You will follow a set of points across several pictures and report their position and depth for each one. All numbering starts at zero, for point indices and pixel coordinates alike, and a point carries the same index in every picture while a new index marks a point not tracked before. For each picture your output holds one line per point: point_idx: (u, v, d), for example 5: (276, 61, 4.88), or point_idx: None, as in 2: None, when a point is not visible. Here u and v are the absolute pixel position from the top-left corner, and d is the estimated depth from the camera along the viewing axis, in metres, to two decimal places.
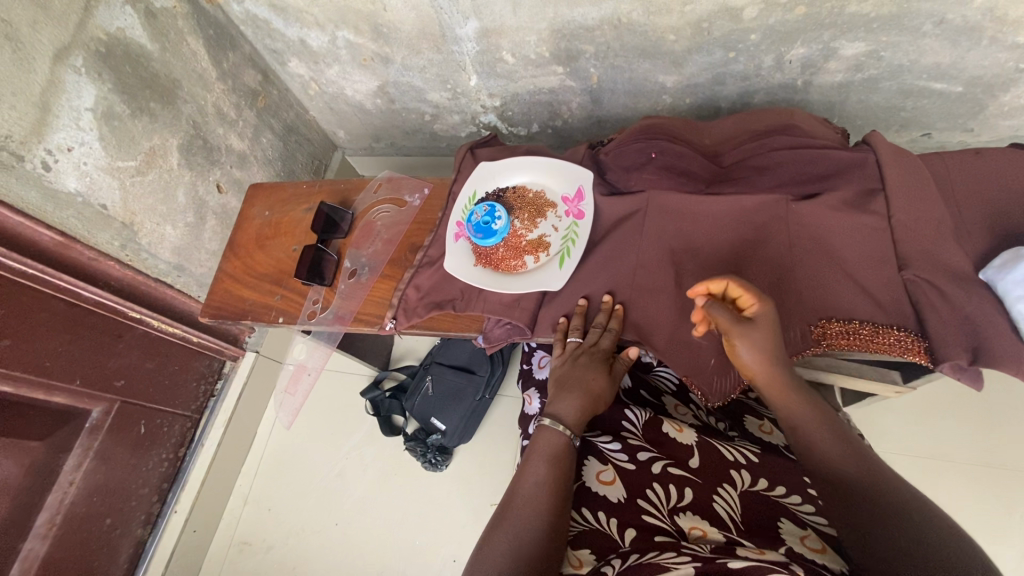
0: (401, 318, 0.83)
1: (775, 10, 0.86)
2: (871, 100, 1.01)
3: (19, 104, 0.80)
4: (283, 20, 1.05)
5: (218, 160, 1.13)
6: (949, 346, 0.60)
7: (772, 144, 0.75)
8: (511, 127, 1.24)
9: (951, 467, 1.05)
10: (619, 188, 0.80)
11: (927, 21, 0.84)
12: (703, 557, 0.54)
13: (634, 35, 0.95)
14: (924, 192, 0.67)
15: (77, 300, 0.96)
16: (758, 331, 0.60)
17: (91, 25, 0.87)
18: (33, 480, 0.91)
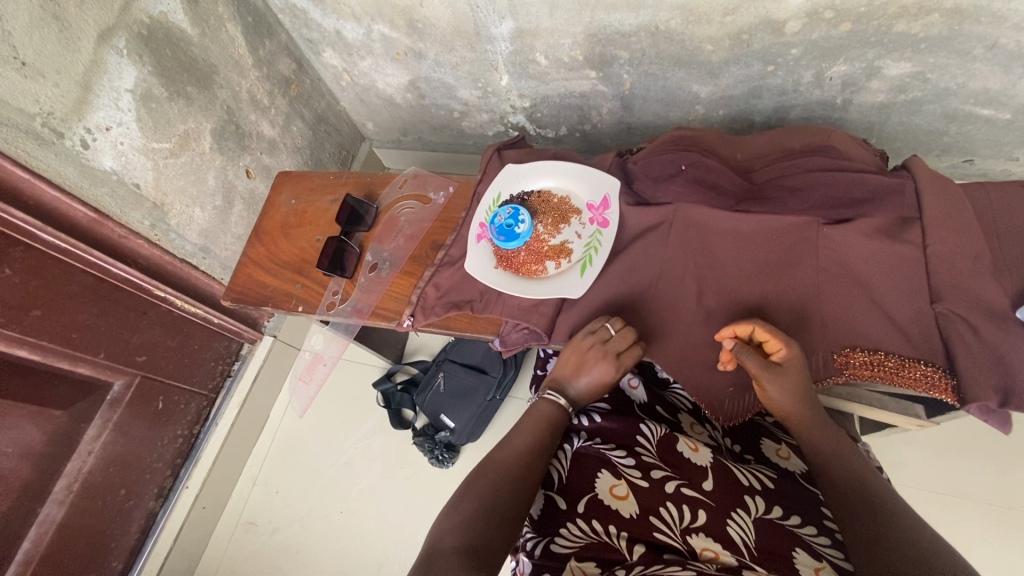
0: (419, 316, 0.83)
1: (819, 26, 0.84)
2: (913, 122, 0.97)
3: (62, 82, 0.83)
4: (320, 11, 1.05)
5: (249, 145, 1.15)
6: (978, 387, 0.58)
7: (808, 164, 0.73)
8: (539, 128, 1.24)
9: (970, 506, 1.01)
10: (646, 199, 0.79)
11: (979, 45, 0.81)
12: None
13: (671, 43, 0.93)
14: (964, 224, 0.65)
15: (105, 276, 0.99)
16: (788, 373, 0.63)
17: (135, 8, 0.89)
18: (53, 447, 0.94)
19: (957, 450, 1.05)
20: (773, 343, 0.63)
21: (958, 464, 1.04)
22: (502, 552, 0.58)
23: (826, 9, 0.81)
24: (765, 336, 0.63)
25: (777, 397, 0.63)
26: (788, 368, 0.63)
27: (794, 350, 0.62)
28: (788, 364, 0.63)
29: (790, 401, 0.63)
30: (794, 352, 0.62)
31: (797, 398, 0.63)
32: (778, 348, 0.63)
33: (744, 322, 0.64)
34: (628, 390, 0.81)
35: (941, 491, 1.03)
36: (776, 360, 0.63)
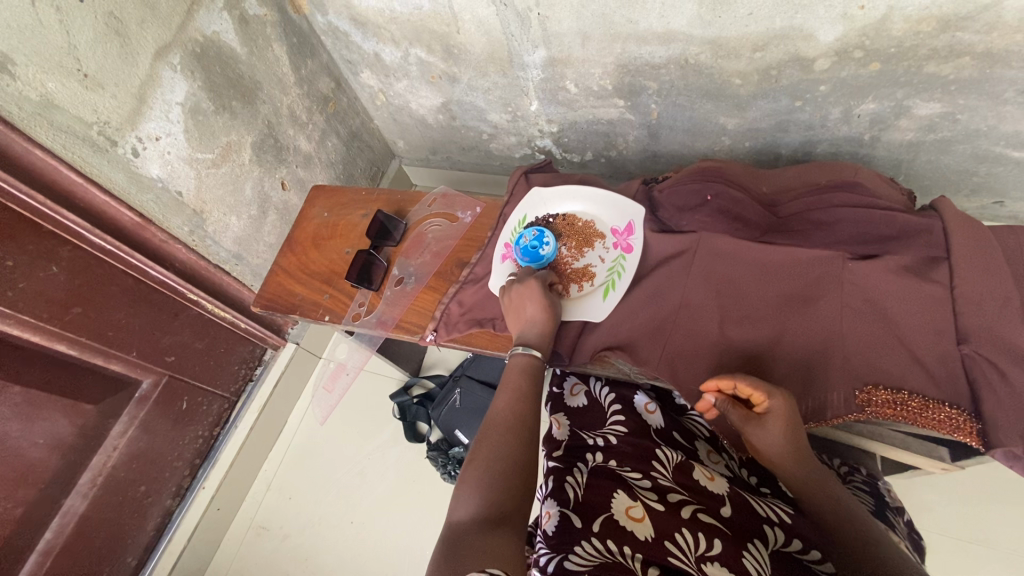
0: (442, 331, 0.85)
1: (848, 64, 0.85)
2: (941, 161, 0.97)
3: (120, 94, 0.88)
4: (361, 34, 1.10)
5: (286, 159, 1.20)
6: (1007, 432, 0.57)
7: (835, 200, 0.74)
8: (566, 153, 1.26)
9: (997, 556, 0.98)
10: (670, 226, 0.80)
11: (1010, 88, 0.81)
12: None
13: (700, 76, 0.95)
14: (993, 267, 0.64)
15: (143, 277, 1.03)
16: (774, 426, 0.63)
17: (191, 27, 0.94)
18: (82, 440, 0.97)
19: (985, 498, 1.02)
20: (756, 396, 0.62)
21: (984, 512, 1.01)
22: None
23: (856, 48, 0.82)
24: (748, 389, 0.62)
25: (762, 444, 0.65)
26: (774, 421, 0.63)
27: (776, 402, 0.62)
28: (773, 417, 0.62)
29: (779, 452, 0.64)
30: (780, 407, 0.62)
31: (785, 450, 0.64)
32: (764, 402, 0.62)
33: (728, 376, 0.64)
34: (645, 414, 0.83)
35: (964, 539, 1.00)
36: (764, 412, 0.63)
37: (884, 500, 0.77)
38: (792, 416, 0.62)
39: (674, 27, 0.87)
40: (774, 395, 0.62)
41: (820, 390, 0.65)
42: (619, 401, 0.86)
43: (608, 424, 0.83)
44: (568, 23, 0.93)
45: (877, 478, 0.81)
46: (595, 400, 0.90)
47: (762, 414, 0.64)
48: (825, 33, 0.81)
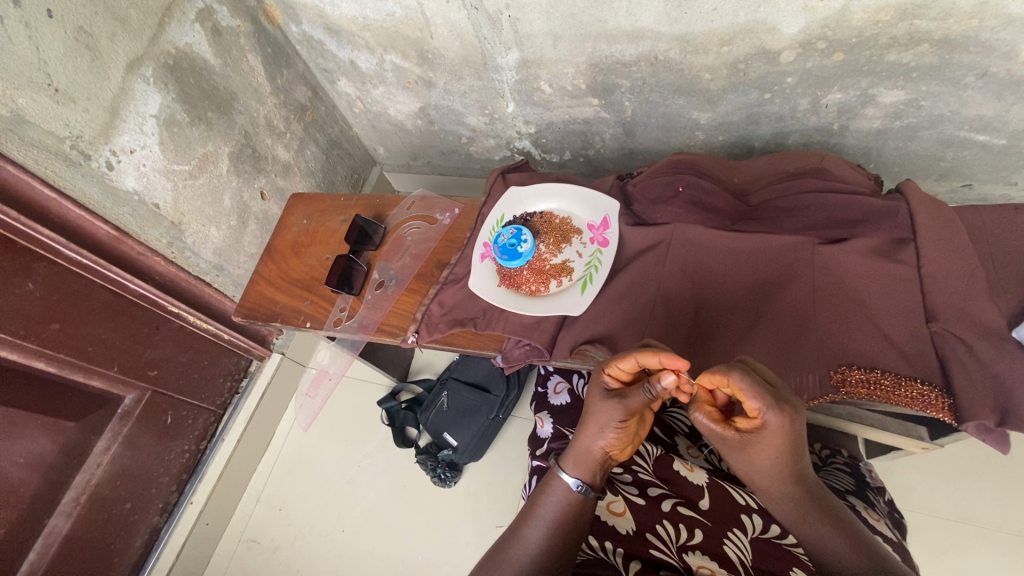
0: (423, 333, 0.85)
1: (812, 55, 0.87)
2: (910, 148, 1.00)
3: (92, 108, 0.88)
4: (336, 42, 1.11)
5: (264, 168, 1.20)
6: (975, 405, 0.58)
7: (803, 186, 0.75)
8: (545, 153, 1.27)
9: (982, 534, 0.99)
10: (645, 219, 0.81)
11: (970, 74, 0.83)
12: None
13: (670, 72, 0.97)
14: (957, 246, 0.66)
15: (122, 291, 1.02)
16: (762, 442, 0.52)
17: (163, 39, 0.94)
18: (64, 458, 0.96)
19: (968, 477, 1.03)
20: (751, 407, 0.49)
21: (967, 491, 1.02)
22: (498, 566, 0.58)
23: (819, 39, 0.84)
24: (743, 396, 0.49)
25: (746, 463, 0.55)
26: (765, 438, 0.51)
27: (773, 419, 0.49)
28: (765, 434, 0.51)
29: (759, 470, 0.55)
30: (776, 424, 0.50)
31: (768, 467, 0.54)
32: (760, 415, 0.50)
33: (723, 372, 0.49)
34: None
35: (949, 518, 1.01)
36: (756, 425, 0.51)
37: (864, 480, 0.79)
38: (787, 435, 0.50)
39: (642, 25, 0.89)
40: (772, 411, 0.49)
41: (794, 371, 0.65)
42: None
43: None
44: (538, 24, 0.94)
45: (857, 460, 0.83)
46: (578, 397, 0.92)
47: (754, 429, 0.51)
48: (788, 25, 0.83)
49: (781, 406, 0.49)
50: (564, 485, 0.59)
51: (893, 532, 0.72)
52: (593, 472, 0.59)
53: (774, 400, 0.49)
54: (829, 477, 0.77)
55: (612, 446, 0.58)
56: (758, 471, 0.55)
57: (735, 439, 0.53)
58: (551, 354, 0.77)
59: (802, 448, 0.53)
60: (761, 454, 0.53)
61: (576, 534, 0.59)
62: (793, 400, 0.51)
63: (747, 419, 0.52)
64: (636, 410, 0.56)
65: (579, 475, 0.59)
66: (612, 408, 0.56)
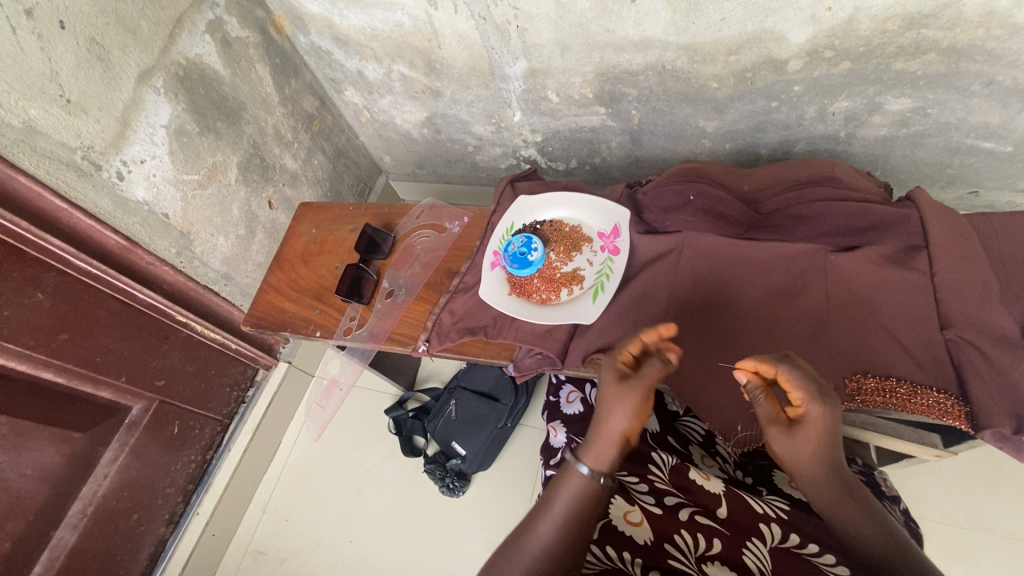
0: (434, 341, 0.85)
1: (820, 64, 0.88)
2: (916, 155, 1.00)
3: (103, 118, 0.88)
4: (344, 52, 1.11)
5: (272, 177, 1.20)
6: (992, 413, 0.58)
7: (814, 194, 0.76)
8: (551, 161, 1.28)
9: (995, 541, 0.98)
10: (656, 227, 0.81)
11: (976, 82, 0.84)
12: None
13: (678, 81, 0.97)
14: (971, 254, 0.65)
15: (130, 301, 1.02)
16: (806, 435, 0.54)
17: (173, 50, 0.95)
18: (71, 469, 0.95)
19: (980, 484, 1.03)
20: (795, 397, 0.53)
21: (979, 498, 1.02)
22: None
23: (826, 48, 0.85)
24: (789, 386, 0.53)
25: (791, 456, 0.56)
26: (805, 429, 0.54)
27: (817, 408, 0.53)
28: (808, 425, 0.54)
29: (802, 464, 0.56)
30: (818, 415, 0.53)
31: (808, 461, 0.55)
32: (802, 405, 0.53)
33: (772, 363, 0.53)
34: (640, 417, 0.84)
35: (961, 526, 1.01)
36: (798, 416, 0.54)
37: (879, 489, 0.78)
38: (828, 426, 0.54)
39: (650, 34, 0.89)
40: (814, 401, 0.53)
41: None
42: None
43: None
44: (547, 34, 0.94)
45: (873, 469, 0.82)
46: (590, 406, 0.92)
47: (796, 419, 0.55)
48: (796, 34, 0.84)
49: (823, 398, 0.53)
50: (579, 472, 0.58)
51: None
52: (607, 460, 0.58)
53: (816, 390, 0.53)
54: None
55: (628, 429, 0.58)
56: (796, 465, 0.57)
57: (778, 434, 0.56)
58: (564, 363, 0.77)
59: (837, 446, 0.56)
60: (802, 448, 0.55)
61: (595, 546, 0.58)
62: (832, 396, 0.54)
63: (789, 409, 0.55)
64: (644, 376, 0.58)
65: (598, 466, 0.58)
66: (620, 383, 0.58)
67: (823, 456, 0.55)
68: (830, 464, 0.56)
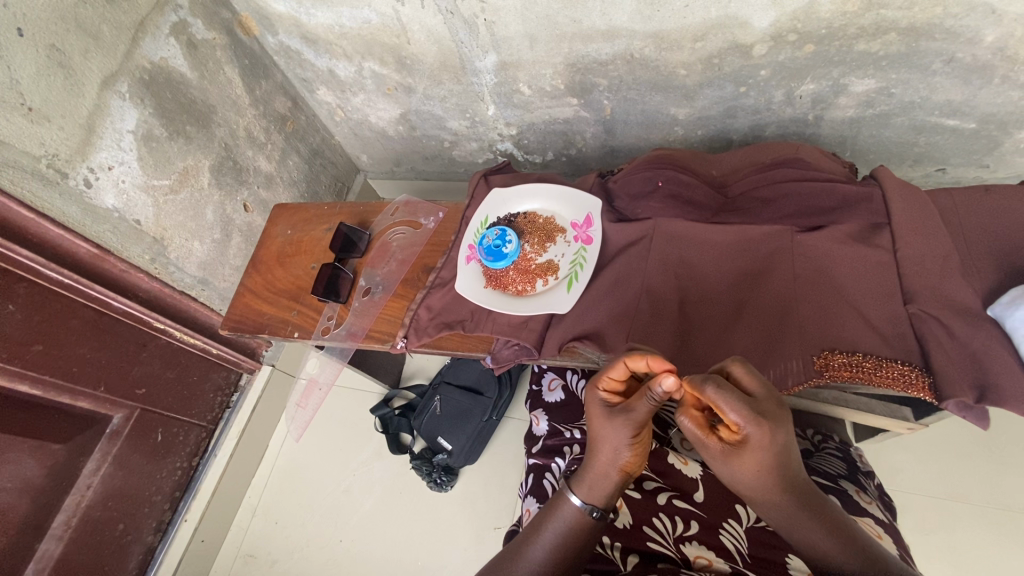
0: (412, 338, 0.84)
1: (784, 48, 0.88)
2: (884, 135, 1.02)
3: (67, 125, 0.87)
4: (314, 51, 1.11)
5: (246, 180, 1.19)
6: (955, 383, 0.59)
7: (780, 175, 0.76)
8: (527, 154, 1.28)
9: (970, 510, 1.01)
10: (626, 215, 0.82)
11: (937, 60, 0.85)
12: None
13: (647, 69, 0.98)
14: (929, 229, 0.67)
15: (106, 309, 1.01)
16: (745, 456, 0.52)
17: (137, 54, 0.94)
18: (52, 481, 0.94)
19: (956, 454, 1.05)
20: (730, 419, 0.50)
21: (955, 469, 1.04)
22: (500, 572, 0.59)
23: (789, 32, 0.86)
24: (722, 410, 0.50)
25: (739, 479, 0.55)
26: (749, 451, 0.51)
27: (757, 431, 0.50)
28: (746, 447, 0.51)
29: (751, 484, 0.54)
30: (757, 440, 0.50)
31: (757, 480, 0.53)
32: (739, 427, 0.51)
33: (697, 385, 0.51)
34: None
35: (939, 497, 1.03)
36: (738, 440, 0.52)
37: (854, 464, 0.80)
38: (770, 448, 0.51)
39: (617, 24, 0.90)
40: (752, 425, 0.49)
41: (778, 359, 0.66)
42: None
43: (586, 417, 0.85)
44: (514, 27, 0.95)
45: (848, 445, 0.84)
46: (572, 392, 0.92)
47: (735, 440, 0.52)
48: (758, 19, 0.85)
49: (761, 420, 0.50)
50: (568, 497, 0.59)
51: (885, 514, 0.73)
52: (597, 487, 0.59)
53: (753, 413, 0.50)
54: (821, 462, 0.78)
55: (626, 463, 0.59)
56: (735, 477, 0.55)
57: (717, 450, 0.54)
58: (527, 331, 0.79)
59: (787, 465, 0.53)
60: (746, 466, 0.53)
61: (573, 536, 0.58)
62: (778, 415, 0.51)
63: (732, 433, 0.52)
64: (642, 418, 0.55)
65: (593, 498, 0.59)
66: (618, 423, 0.56)
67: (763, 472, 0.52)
68: (783, 476, 0.53)
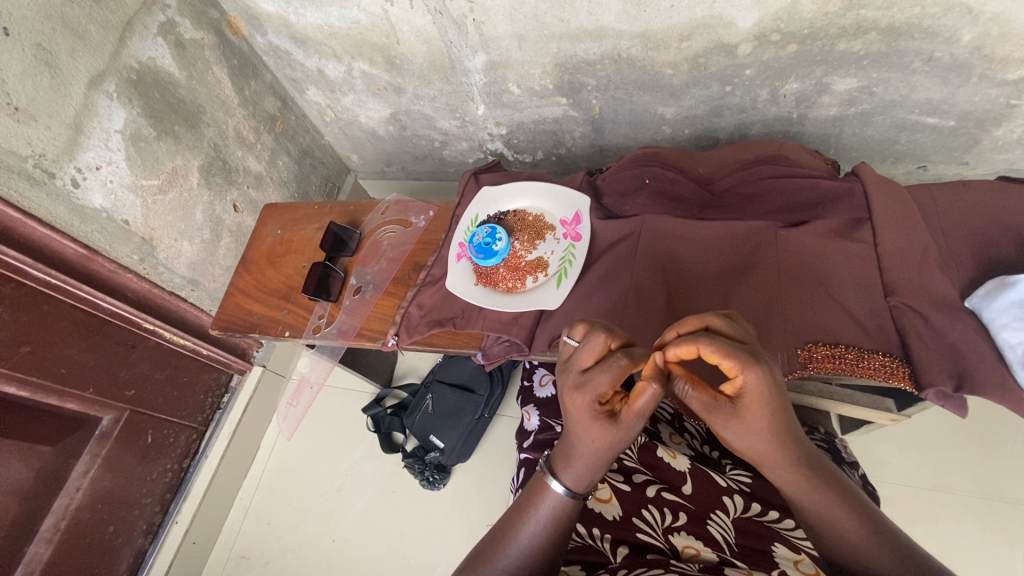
0: (403, 335, 0.85)
1: (767, 47, 0.90)
2: (866, 133, 1.04)
3: (54, 125, 0.86)
4: (303, 52, 1.11)
5: (236, 180, 1.19)
6: (935, 372, 0.60)
7: (764, 172, 0.78)
8: (517, 154, 1.29)
9: (953, 499, 1.03)
10: (615, 212, 0.83)
11: (916, 59, 0.87)
12: None
13: (634, 69, 0.99)
14: (910, 223, 0.68)
15: (95, 310, 1.00)
16: (749, 409, 0.46)
17: (125, 54, 0.93)
18: (40, 484, 0.93)
19: (939, 445, 1.07)
20: (726, 368, 0.45)
21: (938, 459, 1.06)
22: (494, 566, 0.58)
23: (773, 32, 0.87)
24: (716, 359, 0.45)
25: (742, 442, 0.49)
26: (750, 403, 0.46)
27: (757, 377, 0.45)
28: (749, 397, 0.46)
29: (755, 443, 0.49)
30: (756, 382, 0.45)
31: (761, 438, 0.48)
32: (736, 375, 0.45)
33: (689, 340, 0.45)
34: None
35: (923, 487, 1.05)
36: (736, 389, 0.46)
37: (839, 456, 0.81)
38: (772, 391, 0.45)
39: (604, 23, 0.91)
40: (750, 370, 0.44)
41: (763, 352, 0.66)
42: None
43: None
44: (503, 27, 0.95)
45: (833, 436, 0.85)
46: None
47: (734, 394, 0.47)
48: (743, 19, 0.86)
49: (758, 362, 0.45)
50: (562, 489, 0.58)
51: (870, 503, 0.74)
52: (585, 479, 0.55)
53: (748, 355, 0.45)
54: None
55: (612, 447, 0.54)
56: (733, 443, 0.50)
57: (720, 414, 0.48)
58: (517, 325, 0.79)
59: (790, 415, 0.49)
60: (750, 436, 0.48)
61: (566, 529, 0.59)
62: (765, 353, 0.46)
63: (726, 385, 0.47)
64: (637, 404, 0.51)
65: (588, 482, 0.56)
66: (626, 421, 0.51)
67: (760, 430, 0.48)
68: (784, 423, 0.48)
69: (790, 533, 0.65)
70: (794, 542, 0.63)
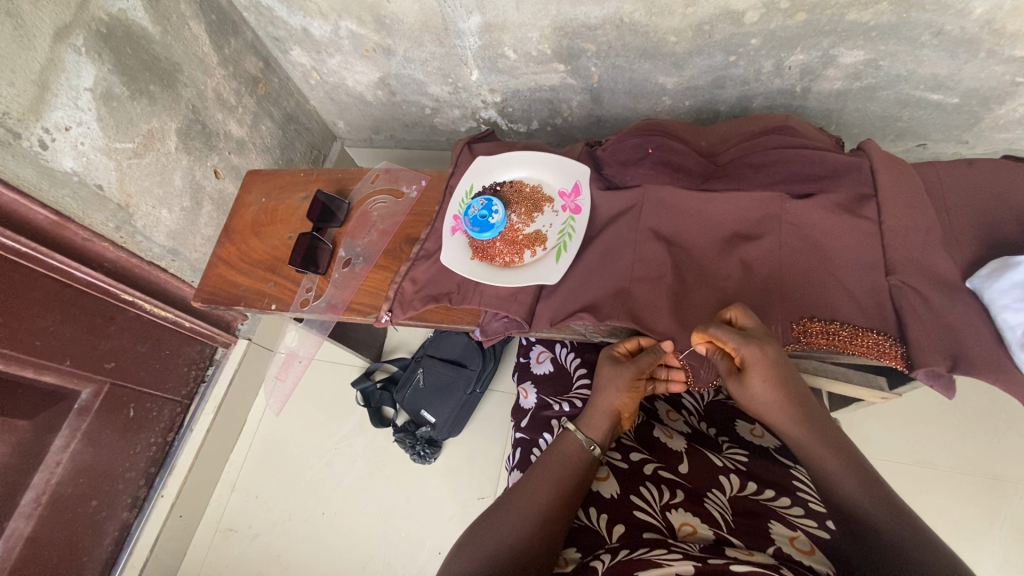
0: (397, 311, 0.82)
1: (775, 15, 0.86)
2: (869, 108, 1.01)
3: (18, 81, 0.80)
4: (286, 8, 1.04)
5: (217, 145, 1.13)
6: (932, 354, 0.60)
7: (771, 142, 0.76)
8: (511, 123, 1.24)
9: (935, 475, 1.06)
10: (614, 182, 0.81)
11: (926, 32, 0.84)
12: (700, 558, 0.55)
13: (636, 35, 0.95)
14: (915, 201, 0.67)
15: (68, 281, 0.96)
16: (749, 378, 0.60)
17: (93, 5, 0.87)
18: (19, 458, 0.90)
19: (924, 423, 1.09)
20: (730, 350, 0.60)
21: (923, 436, 1.08)
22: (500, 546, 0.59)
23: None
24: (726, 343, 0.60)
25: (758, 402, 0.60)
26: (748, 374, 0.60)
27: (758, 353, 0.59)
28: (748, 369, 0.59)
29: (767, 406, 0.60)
30: (751, 359, 0.59)
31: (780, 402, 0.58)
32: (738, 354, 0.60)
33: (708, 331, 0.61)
34: None
35: (907, 463, 1.07)
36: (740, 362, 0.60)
37: None
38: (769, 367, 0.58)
39: None
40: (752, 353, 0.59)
41: None
42: (584, 364, 0.88)
43: (575, 389, 0.86)
44: None
45: None
46: (561, 366, 0.92)
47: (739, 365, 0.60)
48: None
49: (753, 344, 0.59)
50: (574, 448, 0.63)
51: None
52: (601, 429, 0.69)
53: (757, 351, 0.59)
54: None
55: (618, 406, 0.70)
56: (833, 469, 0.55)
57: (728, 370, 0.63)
58: (515, 302, 0.77)
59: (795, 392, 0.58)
60: (754, 383, 0.59)
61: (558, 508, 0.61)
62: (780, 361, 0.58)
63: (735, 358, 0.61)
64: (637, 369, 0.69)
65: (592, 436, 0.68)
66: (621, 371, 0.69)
67: (775, 383, 0.58)
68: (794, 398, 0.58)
69: (787, 510, 0.65)
70: (790, 520, 0.64)
